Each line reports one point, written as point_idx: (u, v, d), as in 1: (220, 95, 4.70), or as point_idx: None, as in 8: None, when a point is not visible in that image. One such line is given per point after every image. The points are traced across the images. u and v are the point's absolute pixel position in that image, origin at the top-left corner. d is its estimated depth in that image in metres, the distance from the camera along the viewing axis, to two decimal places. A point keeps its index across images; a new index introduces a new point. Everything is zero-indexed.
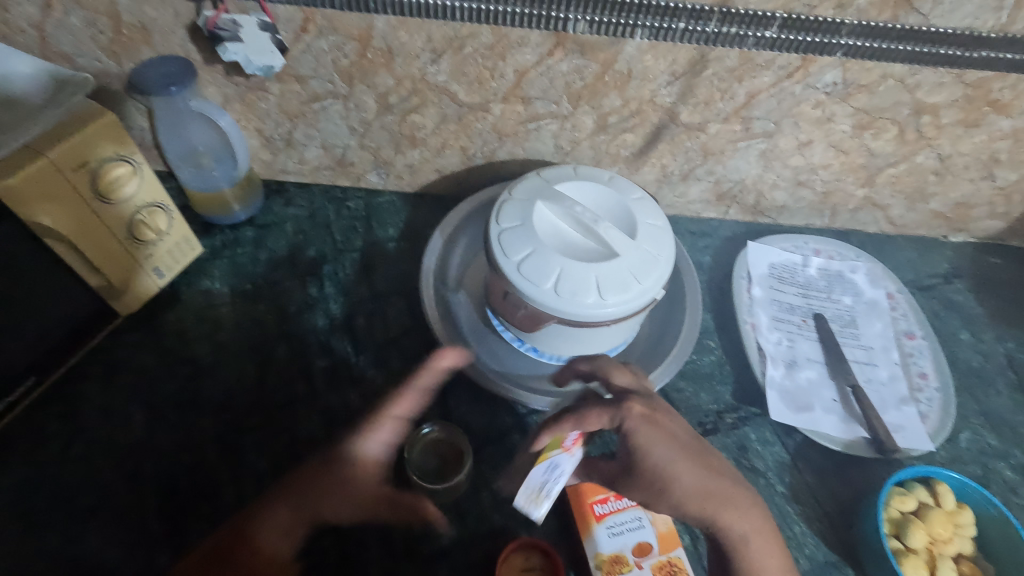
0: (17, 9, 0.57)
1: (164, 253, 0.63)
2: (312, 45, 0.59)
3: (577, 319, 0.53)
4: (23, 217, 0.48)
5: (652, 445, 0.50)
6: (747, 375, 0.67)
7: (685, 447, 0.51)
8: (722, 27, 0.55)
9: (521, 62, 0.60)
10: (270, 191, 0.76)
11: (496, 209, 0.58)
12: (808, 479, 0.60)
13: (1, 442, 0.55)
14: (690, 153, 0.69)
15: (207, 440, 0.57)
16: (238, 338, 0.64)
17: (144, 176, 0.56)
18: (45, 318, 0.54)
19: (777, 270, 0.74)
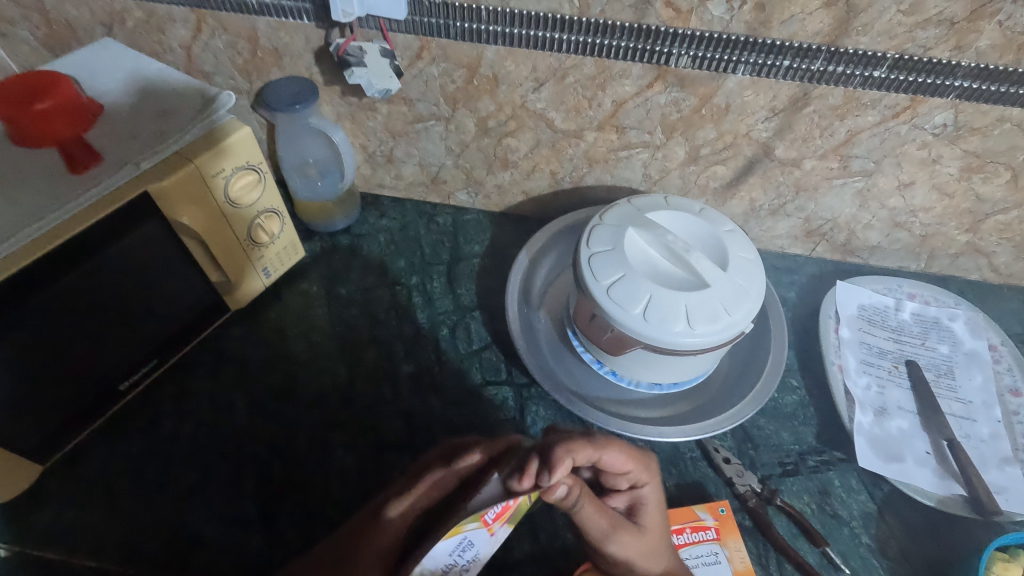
0: (172, 31, 0.65)
1: (273, 256, 0.68)
2: (424, 70, 0.63)
3: (664, 346, 0.54)
4: (167, 216, 0.54)
5: (655, 504, 0.50)
6: (831, 417, 0.65)
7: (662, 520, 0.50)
8: (828, 65, 0.56)
9: (620, 93, 0.62)
10: (366, 204, 0.81)
11: (586, 233, 0.59)
12: (896, 533, 0.57)
13: (123, 415, 0.61)
14: (781, 188, 0.69)
15: (299, 432, 0.61)
16: (331, 339, 0.68)
17: (266, 185, 0.62)
18: (169, 307, 0.60)
19: (867, 312, 0.71)
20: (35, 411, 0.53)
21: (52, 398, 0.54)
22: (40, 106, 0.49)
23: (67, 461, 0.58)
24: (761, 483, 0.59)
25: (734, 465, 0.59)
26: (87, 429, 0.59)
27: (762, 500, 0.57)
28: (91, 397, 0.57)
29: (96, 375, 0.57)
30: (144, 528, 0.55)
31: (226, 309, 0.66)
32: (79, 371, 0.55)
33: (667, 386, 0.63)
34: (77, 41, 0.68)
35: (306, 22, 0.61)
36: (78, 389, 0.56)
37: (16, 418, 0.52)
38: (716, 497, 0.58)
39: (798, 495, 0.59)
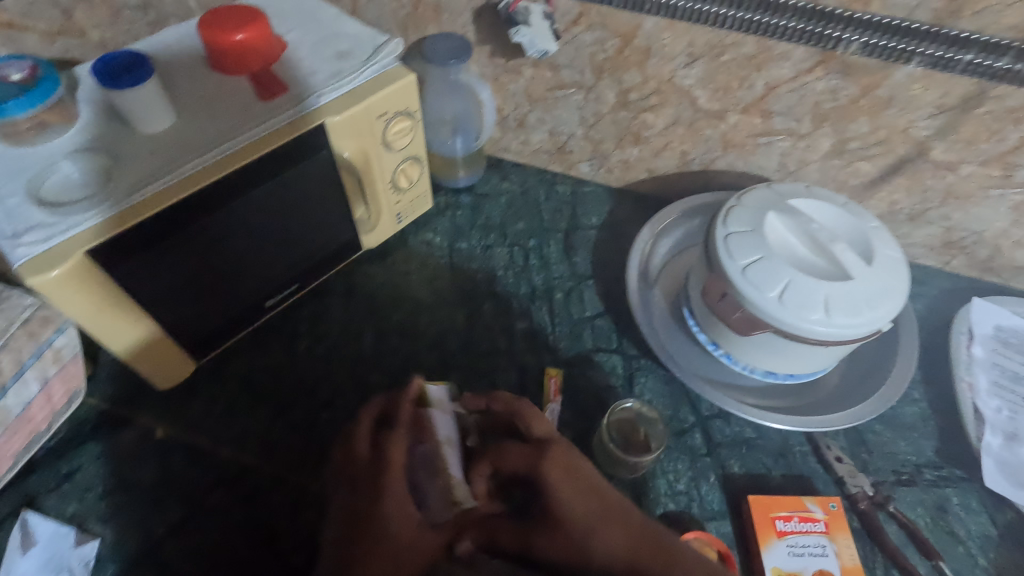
0: None
1: (407, 203, 0.72)
2: (578, 37, 0.65)
3: (797, 333, 0.53)
4: (332, 150, 0.58)
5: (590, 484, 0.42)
6: (954, 434, 0.62)
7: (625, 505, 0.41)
8: (1014, 64, 0.53)
9: (775, 76, 0.61)
10: (490, 166, 0.84)
11: (724, 212, 0.59)
12: (1016, 560, 0.54)
13: (265, 331, 0.67)
14: (929, 193, 0.66)
15: (418, 369, 0.65)
16: (451, 288, 0.71)
17: (416, 133, 0.65)
18: (317, 237, 0.65)
19: (1004, 334, 0.67)
20: (201, 313, 0.59)
21: (215, 304, 0.59)
22: (239, 37, 0.55)
23: (216, 363, 0.64)
24: (873, 487, 0.57)
25: (846, 465, 0.58)
26: (235, 338, 0.65)
27: (874, 504, 0.56)
28: (244, 309, 0.63)
29: (251, 289, 0.62)
30: (279, 434, 0.60)
31: (361, 246, 0.71)
32: (239, 284, 0.60)
33: (782, 377, 0.62)
34: None
35: None
36: (236, 300, 0.61)
37: (188, 317, 0.57)
38: (824, 493, 0.57)
39: (912, 506, 0.57)
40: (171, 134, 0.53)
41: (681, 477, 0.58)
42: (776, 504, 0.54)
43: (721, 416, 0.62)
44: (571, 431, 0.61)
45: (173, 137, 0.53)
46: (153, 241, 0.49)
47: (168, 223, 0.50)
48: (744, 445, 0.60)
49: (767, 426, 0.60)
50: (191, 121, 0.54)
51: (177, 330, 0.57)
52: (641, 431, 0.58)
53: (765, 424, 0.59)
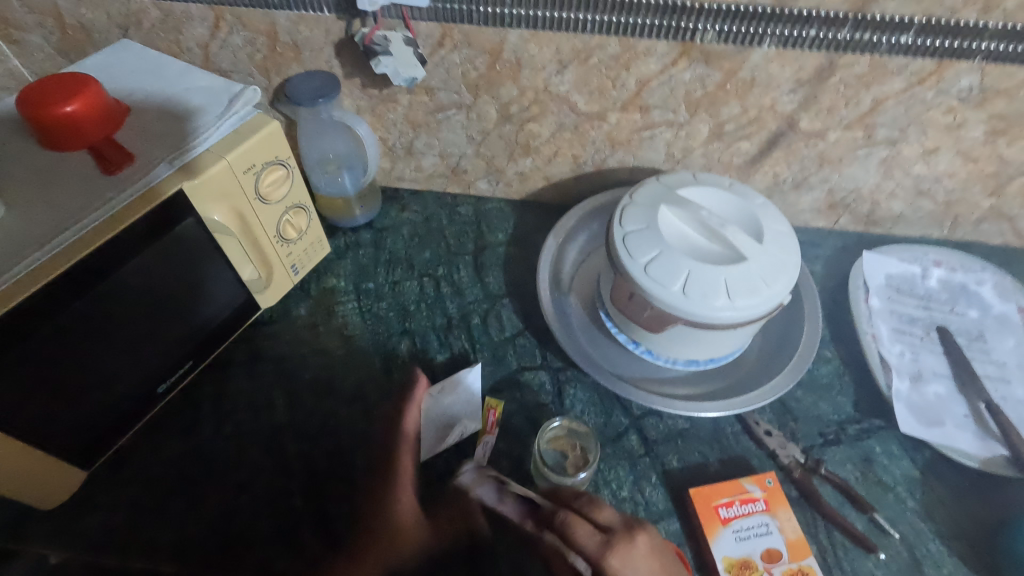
0: (190, 31, 0.64)
1: (301, 253, 0.68)
2: (446, 58, 0.63)
3: (705, 321, 0.54)
4: (200, 214, 0.54)
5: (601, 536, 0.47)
6: (868, 385, 0.65)
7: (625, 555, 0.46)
8: (854, 33, 0.56)
9: (644, 72, 0.62)
10: (387, 198, 0.81)
11: (618, 213, 0.59)
12: (940, 495, 0.57)
13: (163, 419, 0.61)
14: (806, 161, 0.69)
15: (340, 426, 0.61)
16: (363, 333, 0.68)
17: (293, 180, 0.62)
18: (203, 309, 0.60)
19: (895, 282, 0.71)
20: (77, 418, 0.53)
21: (94, 403, 0.54)
22: (69, 109, 0.49)
23: (111, 467, 0.58)
24: (804, 454, 0.59)
25: (776, 438, 0.60)
26: (129, 434, 0.59)
27: (807, 470, 0.58)
28: (132, 402, 0.57)
29: (135, 379, 0.57)
30: (193, 529, 0.55)
31: (257, 308, 0.66)
32: (117, 377, 0.55)
33: (703, 363, 0.63)
34: (94, 45, 0.67)
35: (327, 14, 0.60)
36: (118, 394, 0.56)
37: (61, 424, 0.51)
38: (761, 469, 0.58)
39: (842, 464, 0.59)
40: (2, 230, 0.47)
41: (625, 483, 0.58)
42: (717, 491, 0.55)
43: (653, 412, 0.63)
44: (508, 459, 0.59)
45: (3, 233, 0.47)
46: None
47: (12, 331, 0.44)
48: (679, 437, 0.61)
49: (696, 415, 0.60)
50: (27, 211, 0.48)
51: (51, 442, 0.51)
52: (579, 447, 0.57)
53: (695, 413, 0.59)
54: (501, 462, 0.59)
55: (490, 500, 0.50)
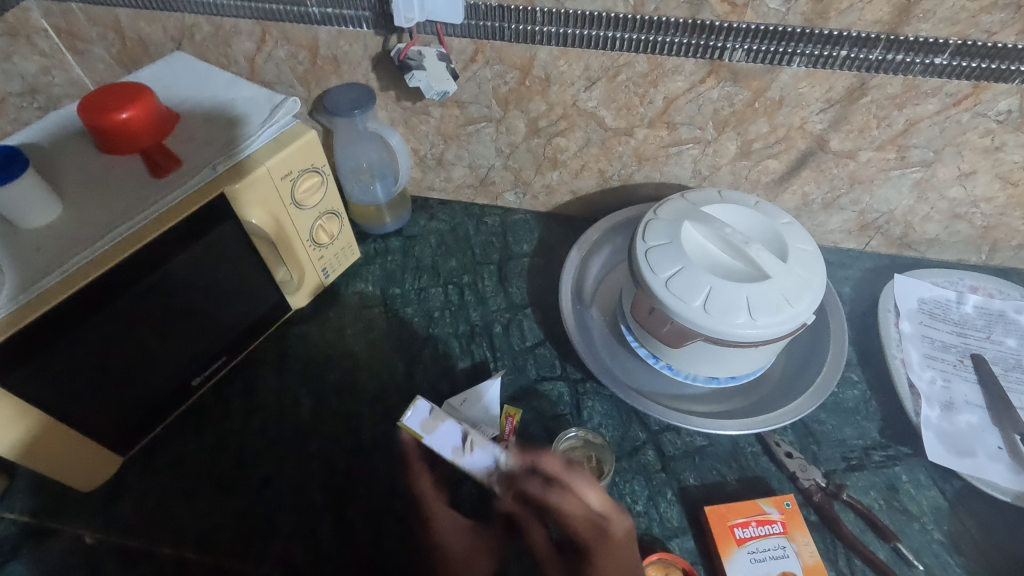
0: (238, 44, 0.68)
1: (332, 257, 0.70)
2: (478, 73, 0.65)
3: (724, 338, 0.54)
4: (239, 217, 0.57)
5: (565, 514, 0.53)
6: (895, 411, 0.63)
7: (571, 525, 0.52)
8: (886, 54, 0.55)
9: (672, 89, 0.62)
10: (416, 207, 0.83)
11: (642, 227, 0.59)
12: (969, 528, 0.55)
13: (194, 411, 0.64)
14: (836, 181, 0.68)
15: (361, 426, 0.63)
16: (388, 337, 0.70)
17: (327, 187, 0.64)
18: (236, 308, 0.63)
19: (927, 306, 0.70)
20: (116, 406, 0.56)
21: (132, 392, 0.56)
22: (124, 116, 0.52)
23: (144, 454, 0.61)
24: (825, 478, 0.58)
25: (797, 460, 0.59)
26: (162, 424, 0.62)
27: (828, 495, 0.56)
28: (166, 394, 0.60)
29: (171, 372, 0.59)
30: (218, 518, 0.57)
31: (287, 308, 0.69)
32: (154, 369, 0.58)
33: (724, 380, 0.63)
34: (150, 57, 0.72)
35: (366, 29, 0.63)
36: (154, 386, 0.58)
37: (102, 411, 0.54)
38: (780, 492, 0.57)
39: (864, 490, 0.58)
40: (58, 226, 0.50)
41: (639, 497, 0.58)
42: (733, 510, 0.54)
43: (671, 428, 0.62)
44: None
45: (60, 230, 0.50)
46: (48, 342, 0.47)
47: (63, 320, 0.47)
48: (696, 454, 0.60)
49: (715, 433, 0.60)
50: (81, 209, 0.52)
51: (92, 428, 0.54)
52: (593, 458, 0.58)
53: (713, 431, 0.59)
54: None
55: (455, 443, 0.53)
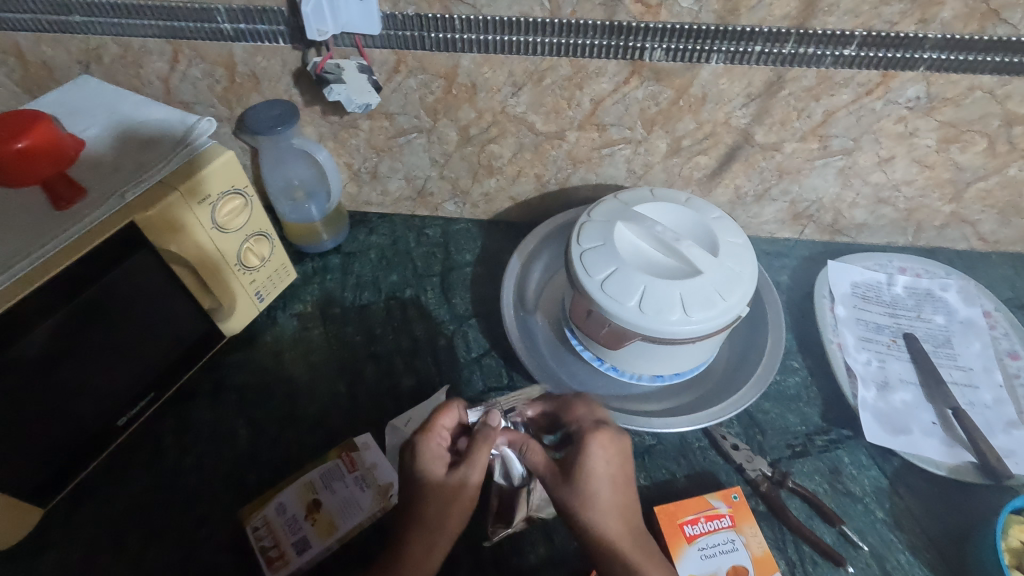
0: (149, 64, 0.65)
1: (264, 280, 0.68)
2: (402, 83, 0.64)
3: (662, 336, 0.54)
4: (156, 246, 0.54)
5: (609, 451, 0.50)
6: (836, 395, 0.65)
7: (619, 477, 0.49)
8: (798, 48, 0.57)
9: (598, 91, 0.63)
10: (355, 222, 0.81)
11: (576, 230, 0.59)
12: (909, 504, 0.57)
13: (123, 452, 0.60)
14: (765, 174, 0.70)
15: (303, 453, 0.60)
16: (329, 358, 0.68)
17: (253, 209, 0.62)
18: (163, 339, 0.60)
19: (861, 289, 0.71)
20: (32, 453, 0.52)
21: (50, 438, 0.53)
22: (20, 144, 0.48)
23: (71, 502, 0.57)
24: (771, 467, 0.58)
25: (742, 451, 0.59)
26: (89, 469, 0.58)
27: (774, 484, 0.57)
28: (90, 435, 0.56)
29: (93, 412, 0.56)
30: (154, 563, 0.54)
31: (222, 336, 0.66)
32: (73, 409, 0.54)
33: (669, 377, 0.63)
34: (56, 81, 0.68)
35: (282, 44, 0.61)
36: (75, 429, 0.55)
37: (15, 460, 0.51)
38: (728, 484, 0.58)
39: (809, 476, 0.58)
40: None
41: None
42: (682, 508, 0.54)
43: None
44: None
45: None
46: None
47: None
48: (645, 454, 0.60)
49: (662, 431, 0.59)
50: None
51: (6, 479, 0.50)
52: None
53: (659, 430, 0.58)
54: None
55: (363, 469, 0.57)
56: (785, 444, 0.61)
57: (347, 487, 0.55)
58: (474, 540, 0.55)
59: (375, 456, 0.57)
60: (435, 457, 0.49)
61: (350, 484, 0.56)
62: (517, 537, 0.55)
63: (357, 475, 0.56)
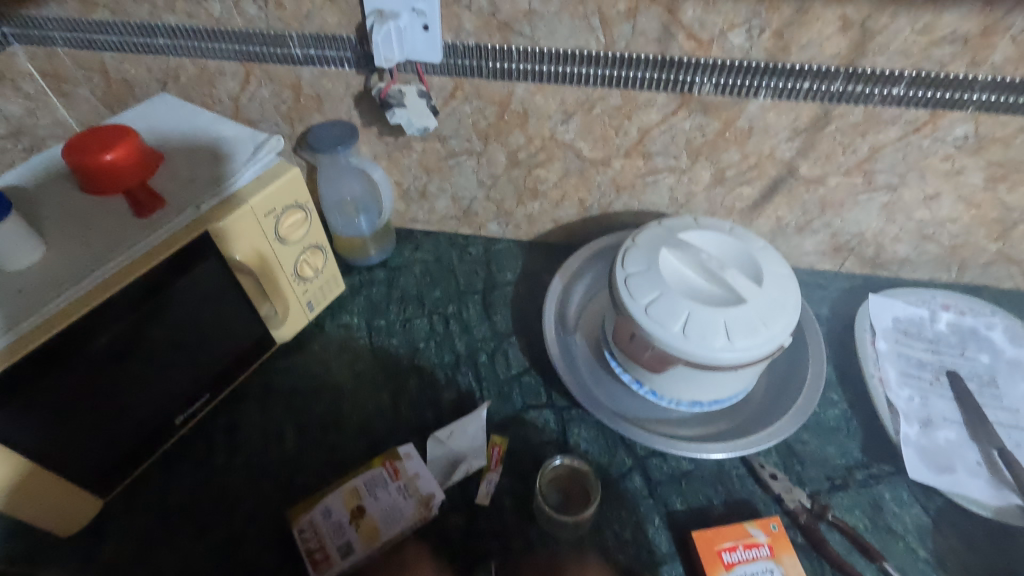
0: (222, 84, 0.69)
1: (316, 291, 0.71)
2: (458, 109, 0.67)
3: (704, 362, 0.55)
4: (223, 252, 0.57)
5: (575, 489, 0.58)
6: (877, 429, 0.64)
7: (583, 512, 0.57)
8: (848, 85, 0.58)
9: (646, 121, 0.65)
10: (401, 238, 0.84)
11: (621, 255, 0.61)
12: (953, 545, 0.56)
13: (177, 450, 0.63)
14: (808, 206, 0.70)
15: (347, 460, 0.62)
16: (374, 369, 0.70)
17: (311, 223, 0.65)
18: (220, 343, 0.63)
19: (903, 324, 0.71)
20: (97, 445, 0.55)
21: (115, 432, 0.56)
22: (108, 157, 0.53)
23: (127, 494, 0.60)
24: (810, 498, 0.58)
25: (781, 481, 0.59)
26: (146, 464, 0.61)
27: (813, 516, 0.57)
28: (149, 431, 0.59)
29: (154, 409, 0.59)
30: (203, 558, 0.56)
31: (273, 342, 0.69)
32: (137, 406, 0.57)
33: (707, 403, 0.63)
34: (135, 98, 0.73)
35: (348, 69, 0.65)
36: (137, 424, 0.58)
37: (82, 451, 0.53)
38: (766, 514, 0.58)
39: (849, 510, 0.58)
40: (40, 267, 0.51)
41: (627, 524, 0.57)
42: (719, 535, 0.54)
43: (657, 453, 0.63)
44: (510, 496, 0.59)
45: (46, 271, 0.50)
46: (31, 383, 0.46)
47: (47, 360, 0.47)
48: (682, 479, 0.61)
49: (700, 456, 0.60)
50: (66, 250, 0.52)
51: (73, 469, 0.53)
52: (581, 485, 0.59)
53: (696, 456, 0.59)
54: (504, 499, 0.59)
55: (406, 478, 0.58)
56: (825, 477, 0.61)
57: (390, 496, 0.57)
58: (511, 555, 0.56)
59: (417, 466, 0.59)
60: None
61: (392, 494, 0.57)
62: (553, 555, 0.56)
63: (399, 485, 0.58)
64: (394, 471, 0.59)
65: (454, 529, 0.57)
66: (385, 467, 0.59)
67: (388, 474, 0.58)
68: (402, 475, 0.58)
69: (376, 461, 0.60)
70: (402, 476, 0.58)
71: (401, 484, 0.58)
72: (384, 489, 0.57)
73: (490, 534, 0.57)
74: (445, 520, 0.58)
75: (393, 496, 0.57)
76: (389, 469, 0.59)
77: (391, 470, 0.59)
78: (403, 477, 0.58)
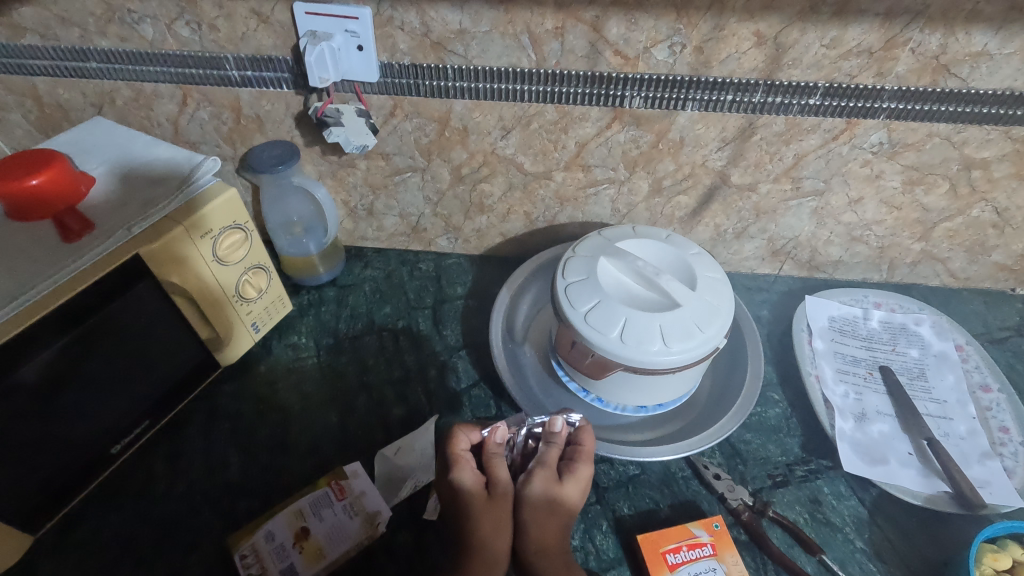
0: (160, 107, 0.69)
1: (260, 312, 0.70)
2: (398, 126, 0.68)
3: (643, 366, 0.56)
4: (158, 276, 0.57)
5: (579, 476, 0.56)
6: (816, 426, 0.66)
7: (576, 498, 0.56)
8: (768, 97, 0.61)
9: (582, 134, 0.66)
10: (351, 256, 0.84)
11: (562, 264, 0.62)
12: (888, 534, 0.58)
13: (115, 480, 0.61)
14: (743, 213, 0.73)
15: (292, 481, 0.61)
16: (322, 388, 0.69)
17: (252, 242, 0.65)
18: (161, 367, 0.62)
19: (838, 323, 0.74)
20: (27, 477, 0.53)
21: (46, 464, 0.54)
22: (35, 182, 0.51)
23: (61, 529, 0.58)
24: (752, 496, 0.59)
25: (724, 480, 0.60)
26: (82, 496, 0.59)
27: (755, 512, 0.58)
28: (85, 461, 0.58)
29: (89, 438, 0.57)
30: None
31: (218, 365, 0.68)
32: (72, 436, 0.55)
33: (652, 407, 0.65)
34: (70, 122, 0.72)
35: (286, 89, 0.65)
36: (72, 455, 0.56)
37: (11, 486, 0.51)
38: (710, 514, 0.59)
39: (790, 506, 0.60)
40: None
41: (576, 531, 0.58)
42: (664, 537, 0.55)
43: (605, 459, 0.63)
44: None
45: None
46: None
47: None
48: (629, 484, 0.61)
49: (646, 461, 0.61)
50: None
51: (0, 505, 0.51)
52: None
53: (643, 460, 0.60)
54: None
55: (350, 496, 0.58)
56: (767, 474, 0.62)
57: (333, 516, 0.56)
58: None
59: (364, 483, 0.59)
60: (471, 469, 0.55)
61: (336, 513, 0.57)
62: None
63: (343, 504, 0.57)
64: (338, 489, 0.58)
65: (402, 545, 0.57)
66: (329, 487, 0.58)
67: (331, 493, 0.58)
68: (346, 495, 0.58)
69: (320, 479, 0.59)
70: (346, 494, 0.58)
71: (347, 501, 0.57)
72: (329, 509, 0.57)
73: (439, 548, 0.57)
74: (394, 537, 0.57)
75: (338, 515, 0.57)
76: (334, 487, 0.58)
77: (334, 488, 0.58)
78: (346, 496, 0.58)
